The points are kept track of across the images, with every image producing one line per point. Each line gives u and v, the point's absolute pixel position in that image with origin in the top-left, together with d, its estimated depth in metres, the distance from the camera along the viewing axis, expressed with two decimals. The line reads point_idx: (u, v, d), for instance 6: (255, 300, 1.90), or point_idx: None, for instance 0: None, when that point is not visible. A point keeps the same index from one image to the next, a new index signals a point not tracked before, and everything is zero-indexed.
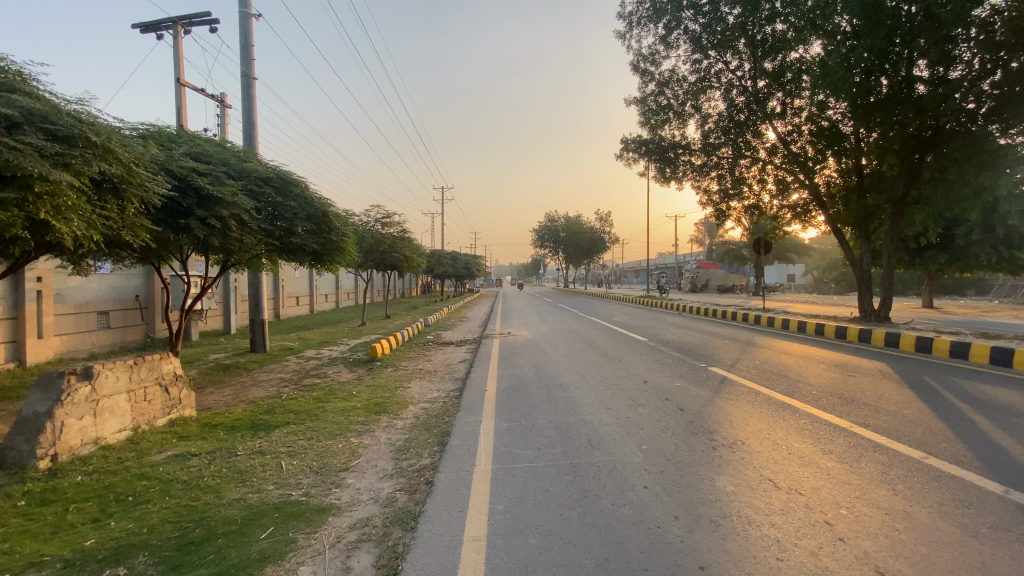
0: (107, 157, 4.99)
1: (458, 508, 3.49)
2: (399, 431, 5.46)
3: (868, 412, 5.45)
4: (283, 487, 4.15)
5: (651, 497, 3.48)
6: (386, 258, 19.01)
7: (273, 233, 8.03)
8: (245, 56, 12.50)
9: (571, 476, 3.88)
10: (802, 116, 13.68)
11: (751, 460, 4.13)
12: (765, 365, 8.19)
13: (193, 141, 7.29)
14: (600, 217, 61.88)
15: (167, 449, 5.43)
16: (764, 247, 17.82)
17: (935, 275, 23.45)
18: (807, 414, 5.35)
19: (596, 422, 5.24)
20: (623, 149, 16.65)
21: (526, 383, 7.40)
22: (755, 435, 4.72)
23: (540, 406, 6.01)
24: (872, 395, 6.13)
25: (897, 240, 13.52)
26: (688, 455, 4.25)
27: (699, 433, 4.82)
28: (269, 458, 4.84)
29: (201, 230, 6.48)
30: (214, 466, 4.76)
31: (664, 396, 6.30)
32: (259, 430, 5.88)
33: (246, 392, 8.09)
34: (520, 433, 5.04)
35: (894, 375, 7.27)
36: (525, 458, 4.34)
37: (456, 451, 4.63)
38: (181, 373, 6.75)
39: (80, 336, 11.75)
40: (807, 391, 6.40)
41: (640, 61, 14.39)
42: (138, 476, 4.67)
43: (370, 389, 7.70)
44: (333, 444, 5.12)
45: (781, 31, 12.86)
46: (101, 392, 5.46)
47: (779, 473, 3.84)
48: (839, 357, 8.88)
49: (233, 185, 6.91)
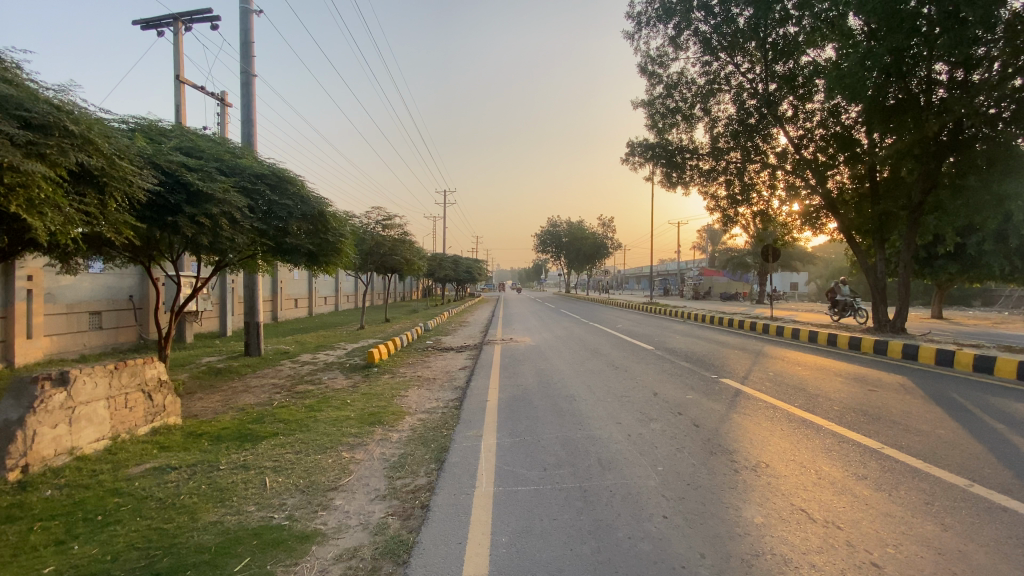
0: (87, 148, 4.63)
1: (456, 539, 3.13)
2: (394, 445, 5.11)
3: (898, 431, 5.10)
4: (265, 508, 3.79)
5: (672, 530, 3.12)
6: (386, 260, 18.72)
7: (267, 232, 7.69)
8: (245, 53, 12.22)
9: (582, 503, 3.52)
10: (814, 120, 13.31)
11: (778, 485, 3.77)
12: (779, 377, 7.85)
13: (185, 136, 6.95)
14: (603, 223, 61.67)
15: (146, 461, 5.07)
16: (775, 254, 17.40)
17: (944, 286, 23.04)
18: (832, 433, 4.99)
19: (605, 439, 4.88)
20: (629, 153, 16.38)
21: (528, 394, 7.04)
22: (779, 456, 4.36)
23: (545, 420, 5.65)
24: (899, 413, 5.78)
25: (913, 248, 13.13)
26: (709, 478, 3.88)
27: (719, 452, 4.47)
28: (253, 474, 4.48)
29: (189, 229, 6.13)
30: (193, 483, 4.39)
31: (676, 410, 5.93)
32: (246, 441, 5.53)
33: (236, 399, 7.73)
34: (522, 450, 4.68)
35: (917, 390, 6.92)
36: (530, 480, 3.98)
37: (454, 470, 4.27)
38: (165, 379, 6.39)
39: (71, 337, 11.42)
40: (829, 406, 6.03)
41: (648, 63, 14.08)
42: (111, 492, 4.31)
43: (365, 398, 7.35)
44: (322, 459, 4.77)
45: (793, 34, 12.59)
46: (78, 400, 5.10)
47: (811, 502, 3.49)
48: (857, 369, 8.52)
49: (225, 182, 6.59)
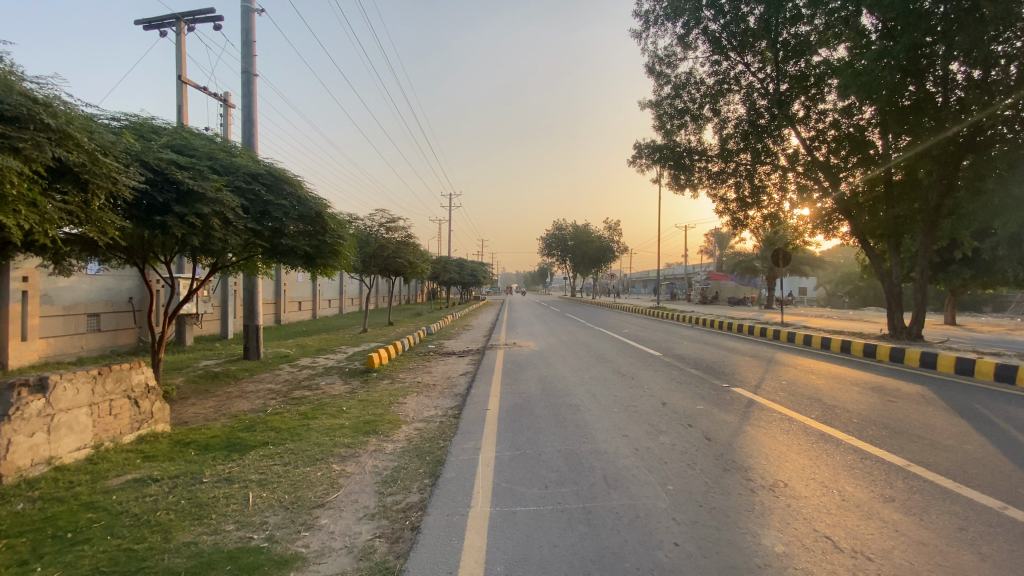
0: (66, 143, 4.43)
1: (447, 568, 2.85)
2: (387, 457, 4.83)
3: (923, 447, 4.77)
4: (245, 528, 3.52)
5: (684, 560, 2.83)
6: (390, 263, 18.48)
7: (261, 233, 7.37)
8: (245, 53, 12.05)
9: (585, 527, 3.24)
10: (827, 121, 12.95)
11: (799, 508, 3.47)
12: (793, 386, 7.51)
13: (177, 133, 6.70)
14: (609, 227, 61.34)
15: (127, 472, 4.82)
16: (787, 257, 16.85)
17: (957, 292, 22.62)
18: (853, 448, 4.68)
19: (611, 453, 4.59)
20: (636, 155, 16.12)
21: (531, 403, 6.76)
22: (798, 475, 4.06)
23: (548, 432, 5.37)
24: (922, 426, 5.44)
25: (931, 252, 12.72)
26: (723, 500, 3.59)
27: (733, 469, 4.17)
28: (236, 488, 4.22)
29: (179, 229, 5.89)
30: (172, 497, 4.13)
31: (686, 422, 5.62)
32: (234, 451, 5.29)
33: (229, 405, 7.48)
34: (522, 464, 4.41)
35: (940, 402, 6.57)
36: (529, 499, 3.69)
37: (449, 486, 4.00)
38: (153, 386, 6.16)
39: (67, 340, 11.22)
40: (847, 418, 5.71)
41: (655, 63, 13.79)
42: (86, 507, 4.07)
43: (361, 405, 7.08)
44: (311, 473, 4.50)
45: (805, 33, 12.26)
46: (57, 407, 4.86)
47: (836, 528, 3.20)
48: (875, 379, 8.15)
49: (218, 181, 6.36)
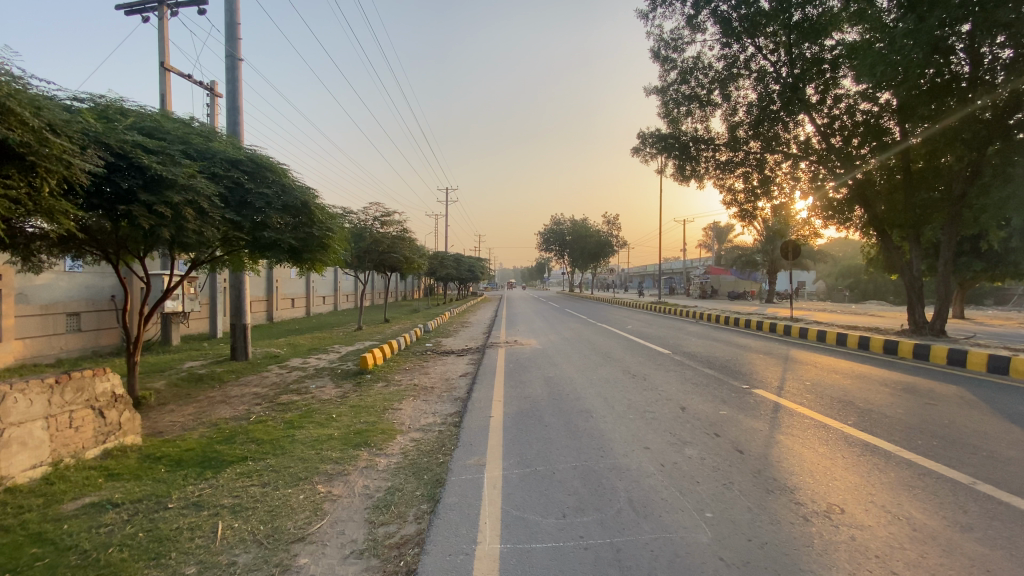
0: (7, 119, 3.80)
1: None
2: (379, 477, 4.26)
3: (983, 460, 4.22)
4: (208, 571, 2.95)
5: None
6: (386, 258, 17.87)
7: (241, 225, 6.72)
8: (229, 36, 11.41)
9: (616, 570, 2.69)
10: (842, 107, 12.39)
11: (866, 542, 2.93)
12: (820, 388, 6.97)
13: (149, 116, 6.10)
14: (608, 222, 60.82)
15: (86, 495, 4.23)
16: (796, 249, 16.29)
17: (967, 285, 22.22)
18: (907, 463, 4.14)
19: (635, 471, 4.06)
20: (641, 144, 15.55)
21: (538, 409, 6.20)
22: (855, 498, 3.51)
23: (560, 444, 4.80)
24: (976, 434, 4.90)
25: (954, 243, 12.15)
26: (775, 532, 3.05)
27: (778, 491, 3.63)
28: (204, 517, 3.64)
29: (146, 219, 5.30)
30: (131, 529, 3.57)
31: (712, 431, 5.06)
32: (209, 467, 4.74)
33: (210, 412, 6.91)
34: (534, 486, 3.86)
35: (983, 404, 6.03)
36: (545, 533, 3.14)
37: (449, 515, 3.45)
38: (121, 394, 5.56)
39: (45, 340, 10.60)
40: (889, 426, 5.17)
41: (661, 47, 13.20)
42: (33, 539, 3.50)
43: (353, 412, 6.47)
44: (292, 496, 3.93)
45: (820, 14, 11.67)
46: (7, 420, 4.27)
47: (917, 570, 2.66)
48: (905, 378, 7.60)
49: (191, 166, 5.77)
